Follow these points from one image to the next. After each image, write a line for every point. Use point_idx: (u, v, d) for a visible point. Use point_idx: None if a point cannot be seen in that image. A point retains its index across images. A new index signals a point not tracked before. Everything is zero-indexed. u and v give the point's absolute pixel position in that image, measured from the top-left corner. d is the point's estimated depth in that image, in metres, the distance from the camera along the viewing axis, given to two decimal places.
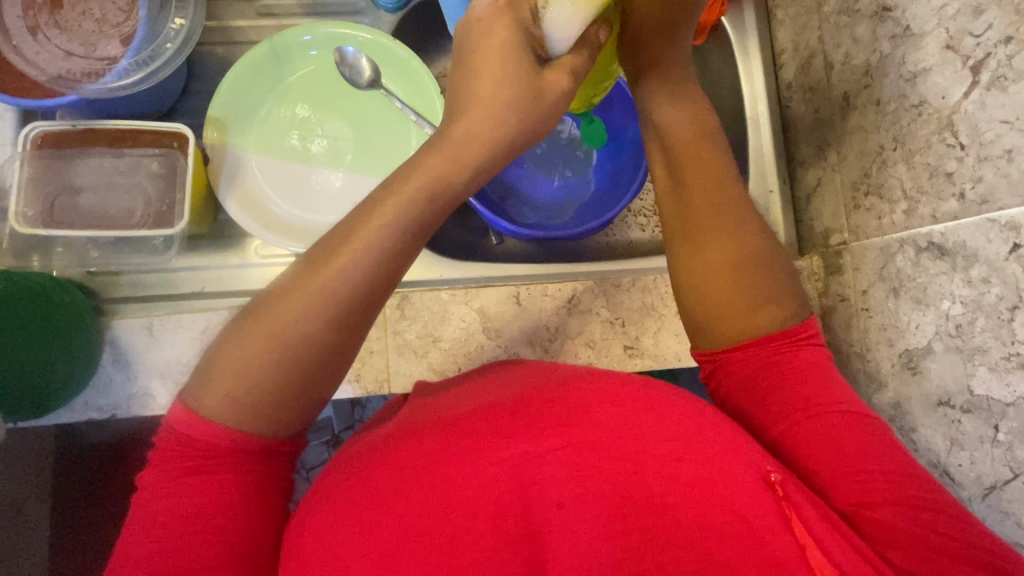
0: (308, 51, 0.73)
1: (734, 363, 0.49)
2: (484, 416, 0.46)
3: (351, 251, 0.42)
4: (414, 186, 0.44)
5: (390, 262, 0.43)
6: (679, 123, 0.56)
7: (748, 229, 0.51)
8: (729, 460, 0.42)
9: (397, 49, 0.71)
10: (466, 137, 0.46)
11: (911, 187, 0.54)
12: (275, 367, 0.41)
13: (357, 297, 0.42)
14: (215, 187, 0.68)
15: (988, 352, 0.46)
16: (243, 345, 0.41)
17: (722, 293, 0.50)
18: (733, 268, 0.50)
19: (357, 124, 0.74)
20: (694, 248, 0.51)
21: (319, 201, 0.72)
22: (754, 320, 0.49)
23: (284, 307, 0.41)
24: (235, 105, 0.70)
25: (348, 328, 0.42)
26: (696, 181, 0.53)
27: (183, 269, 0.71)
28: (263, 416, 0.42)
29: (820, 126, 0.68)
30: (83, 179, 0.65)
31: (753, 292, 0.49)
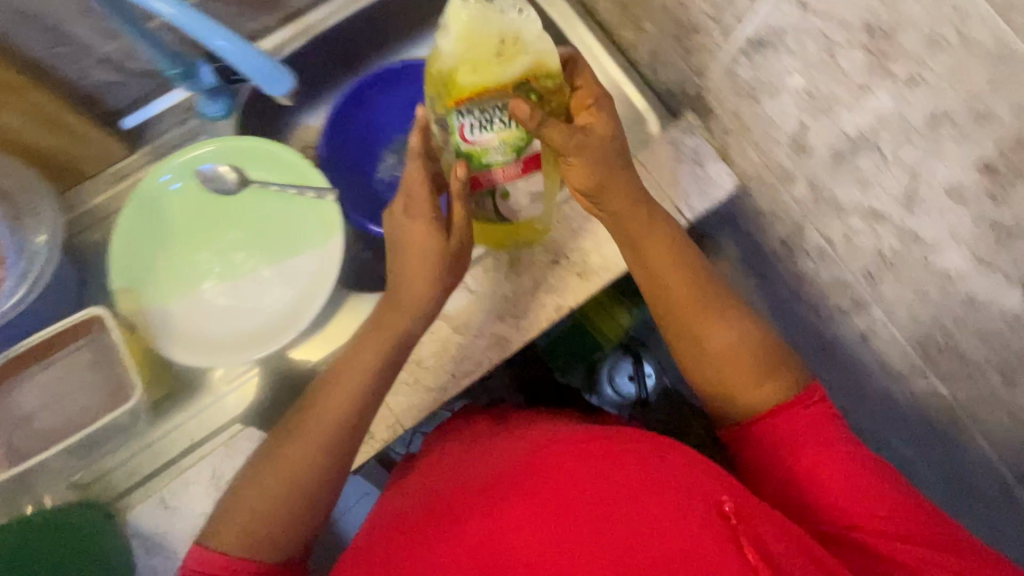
0: (172, 186, 0.75)
1: (751, 440, 0.56)
2: (460, 502, 0.49)
3: (345, 397, 0.58)
4: (371, 353, 0.59)
5: (359, 410, 0.58)
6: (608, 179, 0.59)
7: (724, 292, 0.60)
8: (679, 494, 0.43)
9: (246, 142, 0.74)
10: (403, 313, 0.60)
11: (711, 9, 0.59)
12: (283, 507, 0.54)
13: (347, 426, 0.58)
14: (157, 349, 0.69)
15: (839, 97, 0.50)
16: (267, 482, 0.54)
17: (715, 363, 0.58)
18: (706, 351, 0.58)
19: (251, 225, 0.76)
20: (702, 323, 0.58)
21: (254, 309, 0.72)
22: (765, 392, 0.56)
23: (291, 451, 0.56)
24: (133, 268, 0.72)
25: (337, 454, 0.57)
26: (663, 261, 0.60)
27: (166, 432, 0.70)
28: (275, 534, 0.53)
29: (625, 8, 0.73)
30: (28, 404, 0.64)
31: (765, 364, 0.57)
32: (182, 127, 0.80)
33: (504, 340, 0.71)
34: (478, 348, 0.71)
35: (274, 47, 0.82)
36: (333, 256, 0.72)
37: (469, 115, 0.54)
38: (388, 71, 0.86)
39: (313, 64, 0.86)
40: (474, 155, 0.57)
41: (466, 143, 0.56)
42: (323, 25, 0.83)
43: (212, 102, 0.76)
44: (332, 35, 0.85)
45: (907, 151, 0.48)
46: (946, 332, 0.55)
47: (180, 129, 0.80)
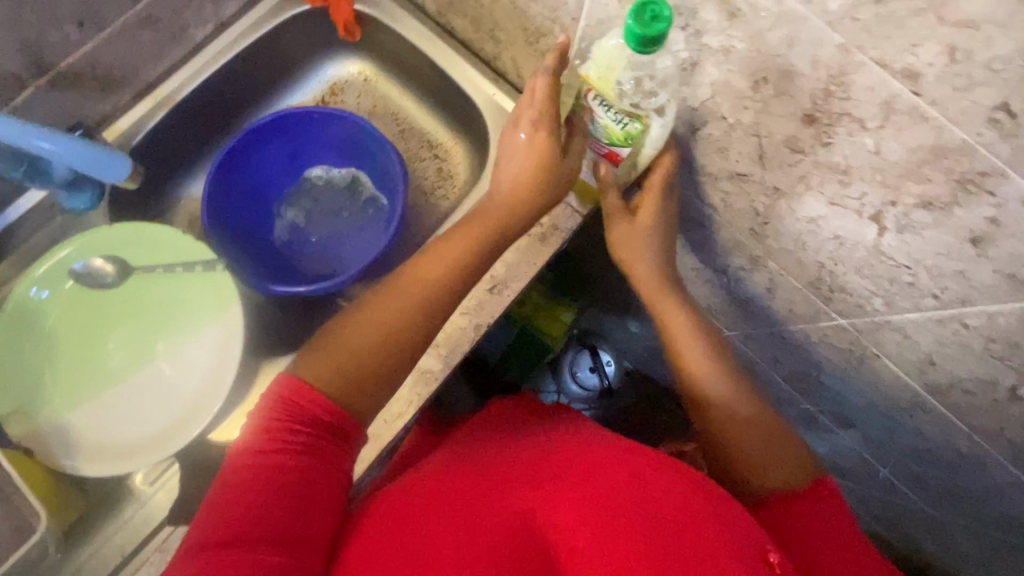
0: (45, 292, 0.70)
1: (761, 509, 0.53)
2: (521, 473, 0.51)
3: (428, 284, 0.53)
4: (443, 271, 0.54)
5: (433, 317, 0.53)
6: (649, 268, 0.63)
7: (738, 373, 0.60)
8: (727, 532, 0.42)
9: (117, 230, 0.70)
10: (452, 260, 0.54)
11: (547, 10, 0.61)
12: (367, 357, 0.50)
13: (416, 337, 0.52)
14: (61, 467, 0.65)
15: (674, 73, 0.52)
16: (356, 332, 0.51)
17: (777, 454, 0.54)
18: (746, 421, 0.56)
19: (143, 313, 0.72)
20: (698, 363, 0.60)
21: (160, 400, 0.68)
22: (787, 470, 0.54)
23: (405, 283, 0.53)
24: (18, 387, 0.67)
25: (414, 355, 0.53)
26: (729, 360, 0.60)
27: (89, 552, 0.65)
28: (357, 379, 0.50)
29: (478, 22, 0.75)
30: None
31: (769, 461, 0.54)
32: (52, 227, 0.77)
33: (429, 372, 0.69)
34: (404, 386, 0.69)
35: (131, 126, 0.78)
36: (235, 325, 0.69)
37: (601, 96, 0.52)
38: (259, 127, 0.83)
39: (181, 134, 0.84)
40: (583, 112, 0.56)
41: (584, 102, 0.54)
42: (180, 93, 0.80)
43: (75, 196, 0.72)
44: (194, 101, 0.82)
45: (745, 112, 0.49)
46: (832, 272, 0.57)
47: (49, 229, 0.77)
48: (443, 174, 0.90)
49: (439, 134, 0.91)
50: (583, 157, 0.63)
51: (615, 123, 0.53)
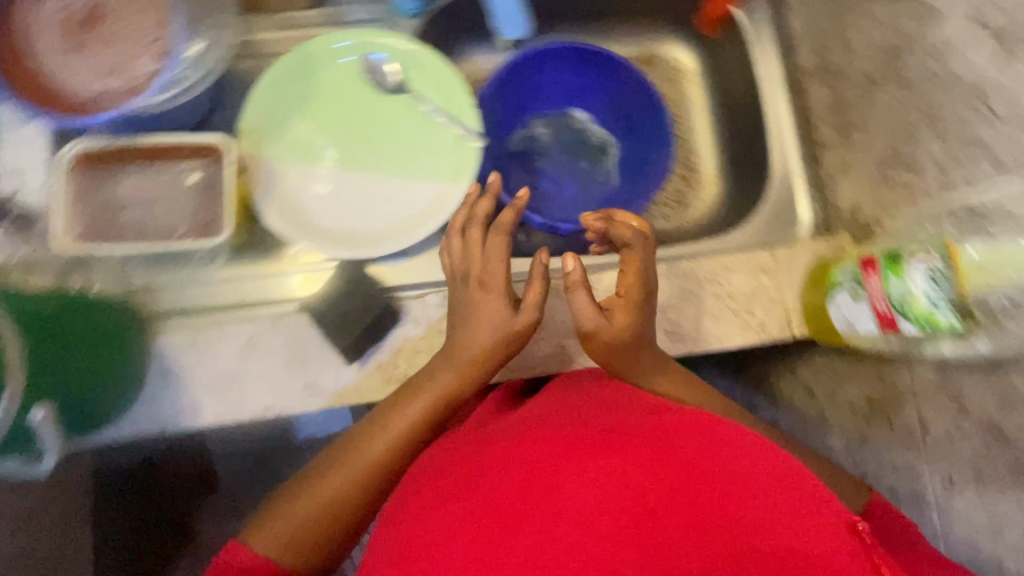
0: (340, 58, 0.74)
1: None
2: (578, 431, 0.48)
3: (348, 454, 0.60)
4: (418, 410, 0.60)
5: (412, 446, 0.60)
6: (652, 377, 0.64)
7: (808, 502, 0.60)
8: (812, 502, 0.41)
9: (427, 55, 0.73)
10: (393, 441, 0.60)
11: (944, 158, 0.56)
12: (308, 520, 0.57)
13: (350, 484, 0.58)
14: (253, 203, 0.69)
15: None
16: (335, 473, 0.59)
17: None
18: None
19: (390, 131, 0.74)
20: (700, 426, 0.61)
21: (357, 209, 0.72)
22: None
23: (334, 477, 0.59)
24: (268, 116, 0.71)
25: (365, 511, 0.59)
26: (686, 390, 0.65)
27: (224, 280, 0.71)
28: (300, 542, 0.56)
29: (841, 107, 0.70)
30: (124, 194, 0.64)
31: None
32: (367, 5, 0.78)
33: (567, 356, 0.69)
34: (540, 351, 0.69)
35: None
36: (454, 199, 0.71)
37: (945, 274, 0.51)
38: (571, 49, 0.84)
39: None
40: (896, 272, 0.56)
41: (906, 265, 0.55)
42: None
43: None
44: None
45: None
46: None
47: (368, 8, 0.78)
48: (677, 199, 0.87)
49: (700, 164, 0.89)
50: (844, 305, 0.62)
51: (928, 300, 0.53)
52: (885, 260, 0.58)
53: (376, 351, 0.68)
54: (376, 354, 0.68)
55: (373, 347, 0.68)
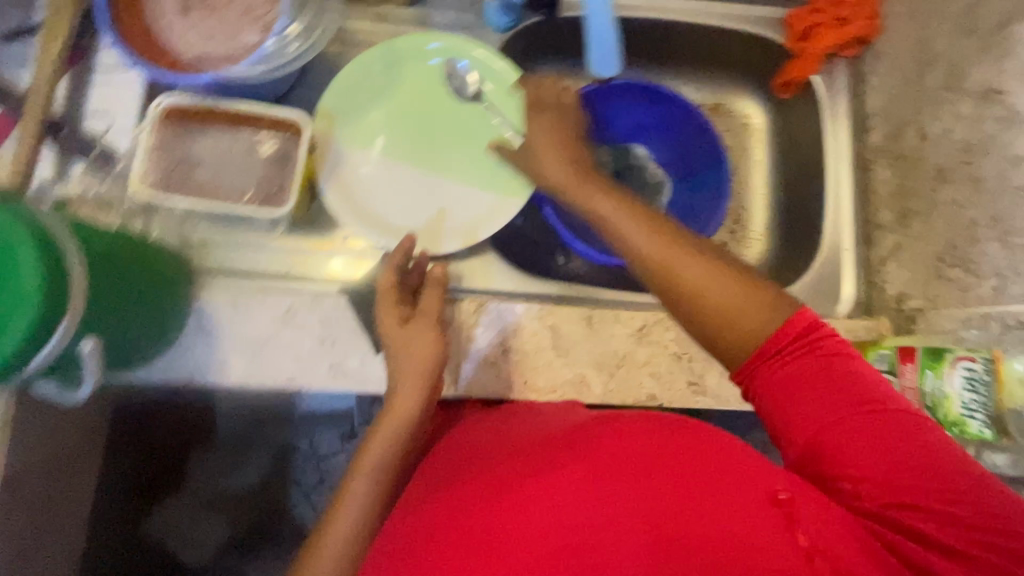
0: (428, 61, 0.77)
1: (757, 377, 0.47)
2: (505, 462, 0.49)
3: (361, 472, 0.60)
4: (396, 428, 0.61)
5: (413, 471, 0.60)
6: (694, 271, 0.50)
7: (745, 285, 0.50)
8: (726, 474, 0.42)
9: (506, 69, 0.75)
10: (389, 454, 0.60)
11: (1004, 266, 0.55)
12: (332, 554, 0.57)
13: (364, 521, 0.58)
14: (318, 180, 0.72)
15: None
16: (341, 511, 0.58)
17: (736, 310, 0.48)
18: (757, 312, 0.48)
19: (457, 134, 0.77)
20: (691, 276, 0.51)
21: (412, 202, 0.74)
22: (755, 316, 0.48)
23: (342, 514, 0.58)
24: (346, 101, 0.74)
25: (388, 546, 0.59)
26: (717, 282, 0.50)
27: (274, 250, 0.74)
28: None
29: (905, 193, 0.70)
30: (198, 151, 0.66)
31: (738, 317, 0.48)
32: (459, 13, 0.80)
33: (586, 386, 0.70)
34: (561, 376, 0.70)
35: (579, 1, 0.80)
36: (506, 209, 0.74)
37: (986, 382, 0.52)
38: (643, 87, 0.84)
39: None
40: (934, 369, 0.56)
41: (946, 363, 0.55)
42: (630, 13, 0.82)
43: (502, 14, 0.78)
44: (631, 26, 0.84)
45: None
46: None
47: (456, 14, 0.80)
48: (722, 252, 0.87)
49: (750, 224, 0.87)
50: None
51: (964, 405, 0.53)
52: (924, 352, 0.57)
53: None
54: None
55: None
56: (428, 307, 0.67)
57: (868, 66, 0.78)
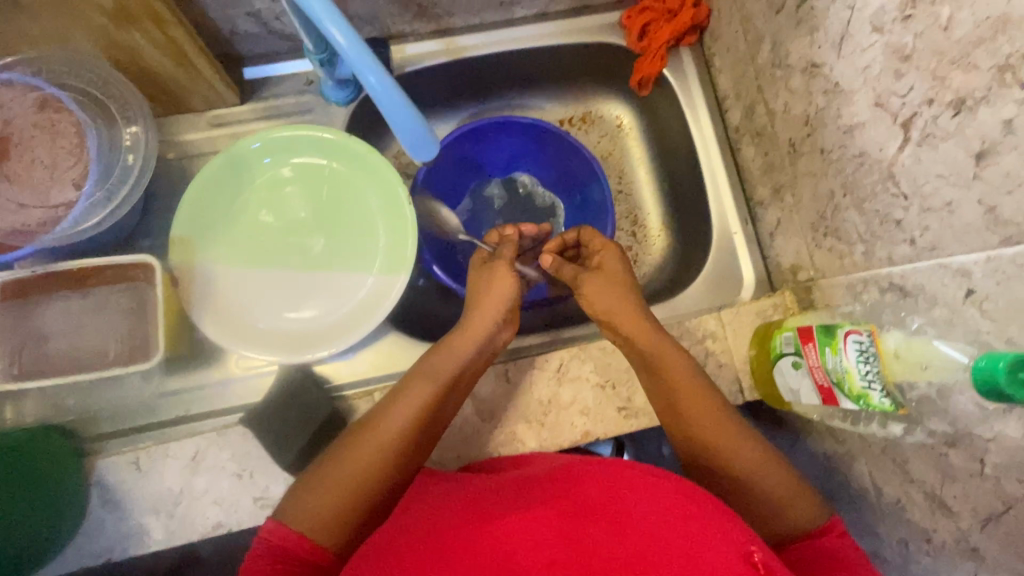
0: (263, 159, 0.73)
1: (754, 490, 0.56)
2: (502, 493, 0.50)
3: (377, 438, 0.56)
4: (424, 397, 0.59)
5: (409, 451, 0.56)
6: (681, 368, 0.61)
7: (741, 434, 0.59)
8: (705, 534, 0.42)
9: (355, 146, 0.72)
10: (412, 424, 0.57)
11: (866, 231, 0.56)
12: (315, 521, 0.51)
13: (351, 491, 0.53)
14: (188, 313, 0.68)
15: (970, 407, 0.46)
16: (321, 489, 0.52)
17: (744, 453, 0.57)
18: (764, 460, 0.57)
19: (326, 223, 0.73)
20: (694, 404, 0.60)
21: (297, 308, 0.71)
22: (773, 475, 0.56)
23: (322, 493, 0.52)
24: (198, 222, 0.70)
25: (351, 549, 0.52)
26: (767, 470, 0.56)
27: (168, 394, 0.70)
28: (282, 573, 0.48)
29: (771, 169, 0.70)
30: (49, 325, 0.62)
31: (760, 470, 0.56)
32: (297, 97, 0.77)
33: (520, 442, 0.68)
34: (493, 440, 0.68)
35: (416, 56, 0.80)
36: (393, 291, 0.70)
37: (874, 353, 0.51)
38: (505, 121, 0.83)
39: (444, 83, 0.84)
40: (830, 346, 0.55)
41: (839, 339, 0.54)
42: (470, 53, 0.81)
43: (339, 88, 0.75)
44: (476, 64, 0.82)
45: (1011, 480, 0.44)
46: None
47: (294, 98, 0.77)
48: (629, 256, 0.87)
49: (649, 222, 0.89)
50: (787, 374, 0.61)
51: (863, 377, 0.52)
52: (820, 332, 0.57)
53: None
54: None
55: None
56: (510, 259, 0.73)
57: (710, 48, 0.78)
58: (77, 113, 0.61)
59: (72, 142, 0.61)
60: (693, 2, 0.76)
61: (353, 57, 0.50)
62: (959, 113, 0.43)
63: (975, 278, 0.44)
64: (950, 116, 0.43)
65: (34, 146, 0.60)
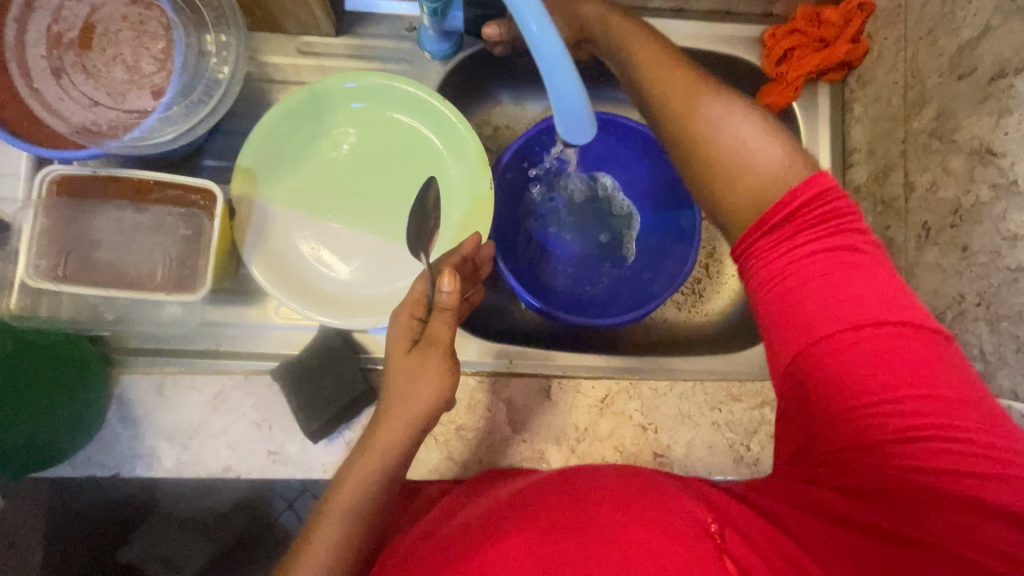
0: (348, 103, 0.67)
1: (759, 275, 0.49)
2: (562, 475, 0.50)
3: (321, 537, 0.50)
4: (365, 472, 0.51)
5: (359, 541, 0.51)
6: (744, 133, 0.53)
7: (758, 129, 0.53)
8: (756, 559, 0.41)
9: (447, 112, 0.66)
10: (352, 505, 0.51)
11: (992, 351, 0.50)
12: None
13: None
14: (239, 248, 0.65)
15: None
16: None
17: (744, 201, 0.51)
18: (768, 190, 0.50)
19: (395, 186, 0.68)
20: (733, 119, 0.53)
21: (347, 268, 0.67)
22: (760, 150, 0.52)
23: None
24: (267, 155, 0.65)
25: None
26: (761, 138, 0.52)
27: (201, 325, 0.67)
28: None
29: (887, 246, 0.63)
30: (101, 231, 0.60)
31: (750, 160, 0.51)
32: (395, 42, 0.71)
33: (546, 463, 0.65)
34: (518, 454, 0.65)
35: None
36: None
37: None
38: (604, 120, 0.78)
39: None
40: None
41: None
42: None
43: (440, 41, 0.69)
44: None
45: None
46: None
47: (391, 43, 0.71)
48: (695, 289, 0.81)
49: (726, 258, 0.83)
50: None
51: None
52: None
53: (348, 429, 0.64)
54: (346, 432, 0.64)
55: (346, 425, 0.64)
56: (436, 334, 0.53)
57: (852, 92, 0.70)
58: (171, 16, 0.56)
59: (160, 47, 0.56)
60: (850, 37, 0.67)
61: (542, 43, 0.47)
62: None
63: None
64: None
65: (119, 41, 0.55)
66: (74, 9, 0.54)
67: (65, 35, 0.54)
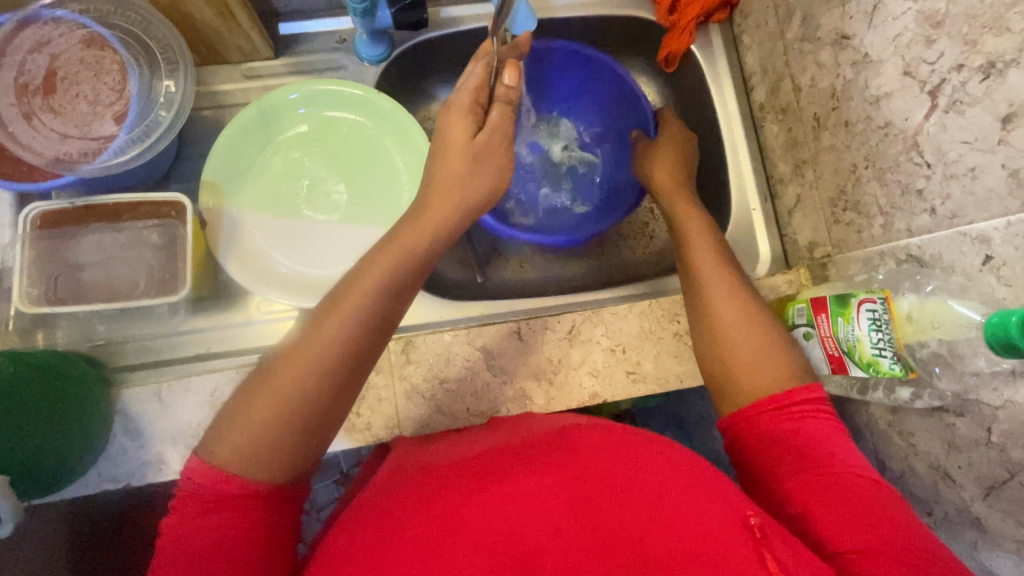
0: (297, 110, 0.74)
1: (751, 423, 0.52)
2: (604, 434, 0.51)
3: (344, 312, 0.48)
4: (390, 262, 0.51)
5: (367, 336, 0.48)
6: (727, 305, 0.59)
7: (736, 276, 0.61)
8: (778, 548, 0.40)
9: (384, 102, 0.73)
10: (370, 284, 0.49)
11: (886, 203, 0.56)
12: (279, 425, 0.44)
13: (317, 390, 0.46)
14: (217, 253, 0.70)
15: (979, 373, 0.47)
16: (289, 365, 0.46)
17: (748, 341, 0.56)
18: (754, 316, 0.58)
19: (352, 178, 0.75)
20: (707, 265, 0.62)
21: (318, 258, 0.73)
22: (738, 309, 0.58)
23: (287, 366, 0.46)
24: (228, 167, 0.72)
25: (319, 448, 0.47)
26: (749, 334, 0.56)
27: (189, 331, 0.72)
28: (262, 447, 0.44)
29: (794, 145, 0.70)
30: (84, 254, 0.65)
31: (737, 337, 0.57)
32: (329, 54, 0.79)
33: (529, 400, 0.70)
34: (501, 395, 0.69)
35: (447, 19, 0.80)
36: None
37: (887, 320, 0.52)
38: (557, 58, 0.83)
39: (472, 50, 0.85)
40: (843, 315, 0.56)
41: (853, 308, 0.55)
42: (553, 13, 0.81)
43: (372, 45, 0.77)
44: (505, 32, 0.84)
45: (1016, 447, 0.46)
46: None
47: (326, 55, 0.79)
48: (644, 232, 0.88)
49: None
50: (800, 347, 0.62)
51: (873, 345, 0.53)
52: (833, 301, 0.58)
53: None
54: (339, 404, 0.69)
55: None
56: (497, 120, 0.56)
57: (739, 25, 0.79)
58: (120, 52, 0.63)
59: (116, 79, 0.63)
60: None
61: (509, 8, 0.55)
62: (988, 78, 0.43)
63: (994, 244, 0.45)
64: (979, 81, 0.44)
65: (79, 81, 0.62)
66: (34, 59, 0.61)
67: (31, 83, 0.61)
